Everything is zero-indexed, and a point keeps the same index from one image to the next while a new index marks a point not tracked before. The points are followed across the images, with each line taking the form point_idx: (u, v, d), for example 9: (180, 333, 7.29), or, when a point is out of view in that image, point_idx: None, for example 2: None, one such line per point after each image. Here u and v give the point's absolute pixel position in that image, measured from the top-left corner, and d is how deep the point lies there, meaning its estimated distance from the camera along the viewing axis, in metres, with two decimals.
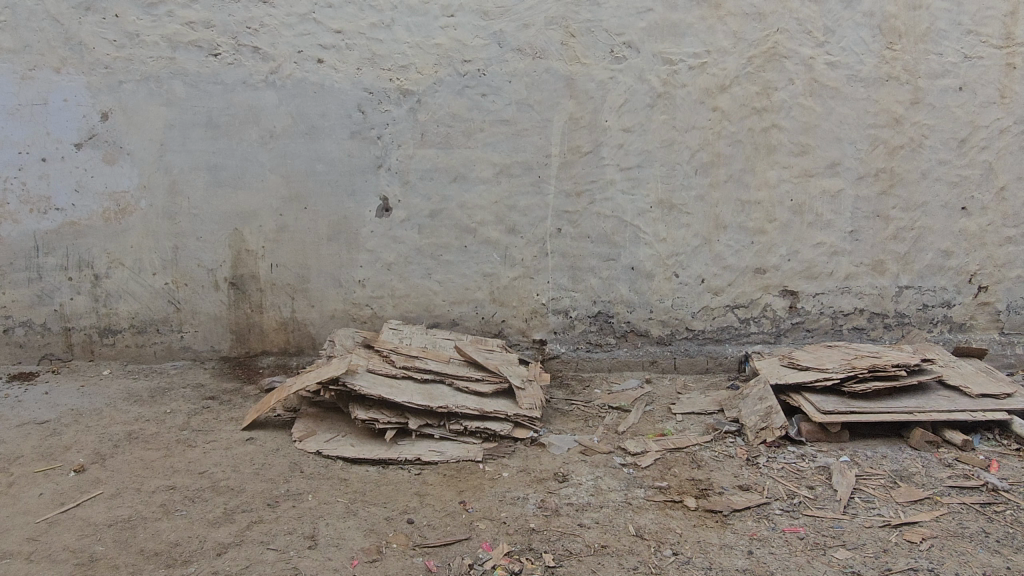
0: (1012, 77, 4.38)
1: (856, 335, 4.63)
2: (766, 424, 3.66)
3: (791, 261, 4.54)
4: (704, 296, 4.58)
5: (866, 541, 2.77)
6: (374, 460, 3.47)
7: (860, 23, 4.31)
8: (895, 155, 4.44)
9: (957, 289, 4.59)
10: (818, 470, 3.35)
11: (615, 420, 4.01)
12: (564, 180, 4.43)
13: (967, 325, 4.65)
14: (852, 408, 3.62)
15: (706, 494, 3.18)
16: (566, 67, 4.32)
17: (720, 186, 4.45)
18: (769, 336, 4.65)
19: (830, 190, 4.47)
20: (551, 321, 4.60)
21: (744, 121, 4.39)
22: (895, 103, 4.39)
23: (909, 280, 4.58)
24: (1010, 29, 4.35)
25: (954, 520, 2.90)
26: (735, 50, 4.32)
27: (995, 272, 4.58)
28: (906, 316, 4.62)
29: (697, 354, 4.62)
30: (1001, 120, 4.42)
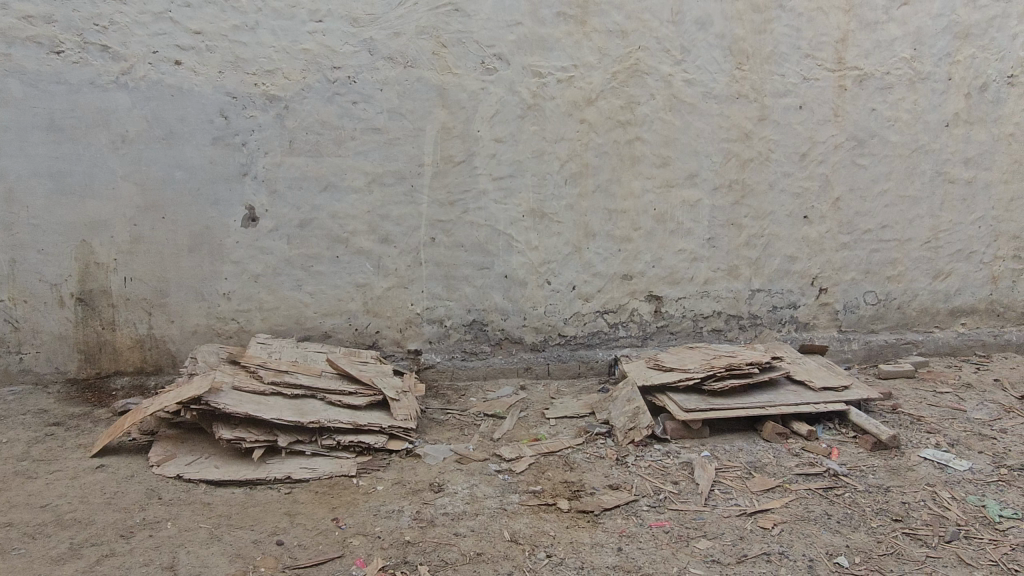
0: (843, 97, 4.82)
1: (714, 336, 4.92)
2: (633, 425, 3.81)
3: (654, 267, 4.76)
4: (574, 303, 4.71)
5: (725, 530, 2.94)
6: (240, 481, 3.31)
7: (712, 44, 4.60)
8: (746, 168, 4.77)
9: (801, 291, 4.97)
10: (681, 466, 3.52)
11: (490, 427, 4.04)
12: (436, 189, 4.43)
13: (811, 324, 5.04)
14: (711, 405, 3.83)
15: (578, 496, 3.27)
16: (437, 77, 4.33)
17: (589, 196, 4.61)
18: (636, 340, 4.84)
19: (688, 200, 4.73)
20: (426, 331, 4.58)
21: (609, 133, 4.57)
22: (744, 119, 4.71)
23: (759, 283, 4.92)
24: (840, 54, 4.78)
25: (802, 505, 3.13)
26: (600, 65, 4.50)
27: (833, 275, 5.00)
28: (758, 318, 4.96)
29: (569, 360, 4.73)
30: (835, 136, 4.85)
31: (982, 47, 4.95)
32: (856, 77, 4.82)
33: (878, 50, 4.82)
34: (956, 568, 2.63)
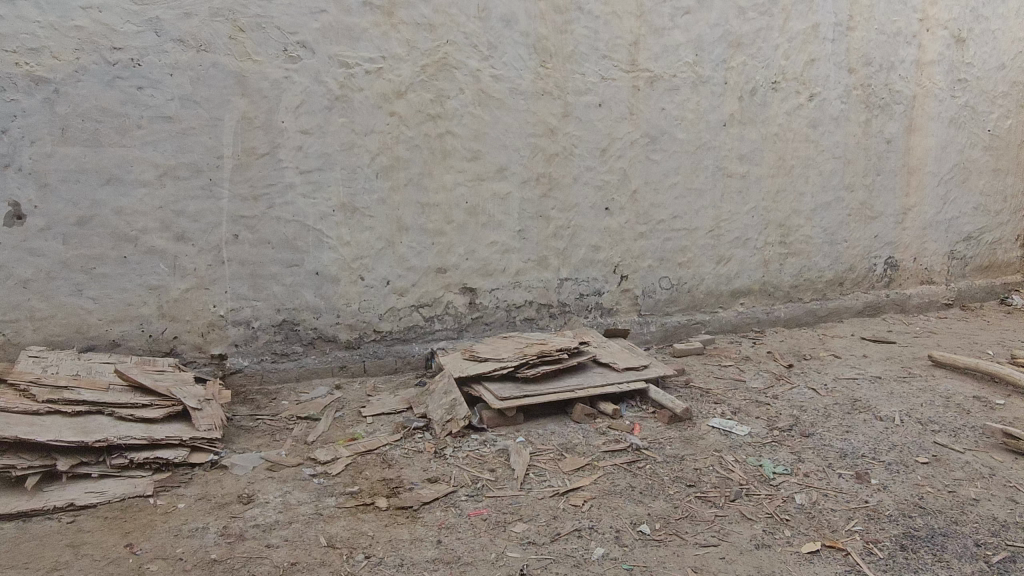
0: (637, 97, 5.16)
1: (526, 325, 5.07)
2: (451, 416, 3.84)
3: (467, 260, 4.81)
4: (390, 298, 4.65)
5: (539, 512, 3.05)
6: (11, 515, 2.91)
7: (518, 42, 4.72)
8: (552, 162, 4.96)
9: (605, 279, 5.28)
10: (498, 453, 3.60)
11: (303, 431, 3.88)
12: (238, 183, 4.16)
13: (614, 309, 5.36)
14: (525, 392, 3.95)
15: (396, 492, 3.23)
16: (235, 64, 4.06)
17: (401, 190, 4.56)
18: (452, 333, 4.87)
19: (499, 193, 4.83)
20: (231, 334, 4.30)
21: (420, 127, 4.54)
22: (549, 116, 4.90)
23: (567, 272, 5.15)
24: (634, 57, 5.11)
25: (609, 479, 3.32)
26: (409, 58, 4.45)
27: (632, 263, 5.35)
28: (567, 306, 5.19)
29: (385, 356, 4.67)
30: (631, 133, 5.19)
31: (751, 55, 5.53)
32: (648, 79, 5.18)
33: (666, 54, 5.22)
34: (739, 523, 2.89)
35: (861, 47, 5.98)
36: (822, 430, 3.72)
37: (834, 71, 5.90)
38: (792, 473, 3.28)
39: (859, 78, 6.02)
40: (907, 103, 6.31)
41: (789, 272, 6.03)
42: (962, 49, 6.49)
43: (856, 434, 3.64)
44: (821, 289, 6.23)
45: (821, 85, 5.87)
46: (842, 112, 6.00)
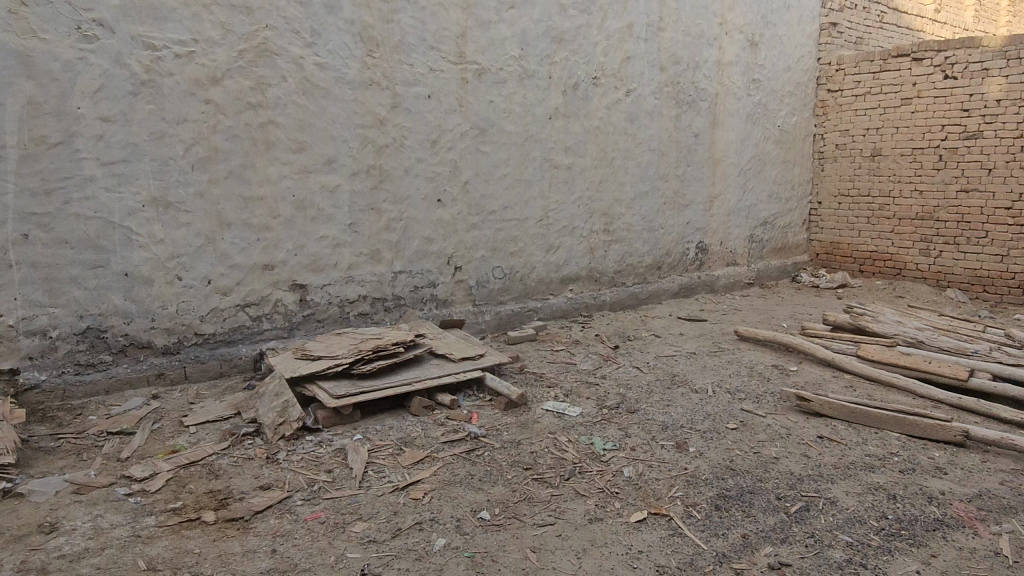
0: (465, 89, 5.20)
1: (360, 321, 4.96)
2: (283, 419, 3.67)
3: (296, 256, 4.62)
4: (211, 298, 4.35)
5: (378, 509, 3.00)
6: None
7: (342, 29, 4.58)
8: (382, 154, 4.88)
9: (439, 271, 5.28)
10: (334, 453, 3.50)
11: (116, 447, 3.55)
12: (25, 176, 3.71)
13: (449, 301, 5.38)
14: (361, 388, 3.86)
15: (225, 504, 3.05)
16: (17, 41, 3.59)
17: (219, 182, 4.28)
18: (282, 332, 4.65)
19: (327, 186, 4.68)
20: (24, 346, 3.83)
21: (239, 115, 4.28)
22: (378, 106, 4.81)
23: (401, 265, 5.09)
24: (461, 49, 5.13)
25: (448, 470, 3.33)
26: (224, 42, 4.17)
27: (465, 254, 5.40)
28: (402, 299, 5.14)
29: (209, 360, 4.37)
30: (461, 125, 5.22)
31: (573, 51, 5.75)
32: (475, 71, 5.23)
33: (493, 47, 5.29)
34: (573, 500, 3.02)
35: (670, 47, 6.41)
36: (645, 405, 3.97)
37: (647, 69, 6.28)
38: (620, 448, 3.47)
39: (669, 76, 6.46)
40: (710, 100, 6.87)
41: (612, 258, 6.36)
42: (755, 52, 7.15)
43: (675, 407, 3.92)
44: (642, 273, 6.63)
45: (636, 81, 6.23)
46: (655, 107, 6.41)
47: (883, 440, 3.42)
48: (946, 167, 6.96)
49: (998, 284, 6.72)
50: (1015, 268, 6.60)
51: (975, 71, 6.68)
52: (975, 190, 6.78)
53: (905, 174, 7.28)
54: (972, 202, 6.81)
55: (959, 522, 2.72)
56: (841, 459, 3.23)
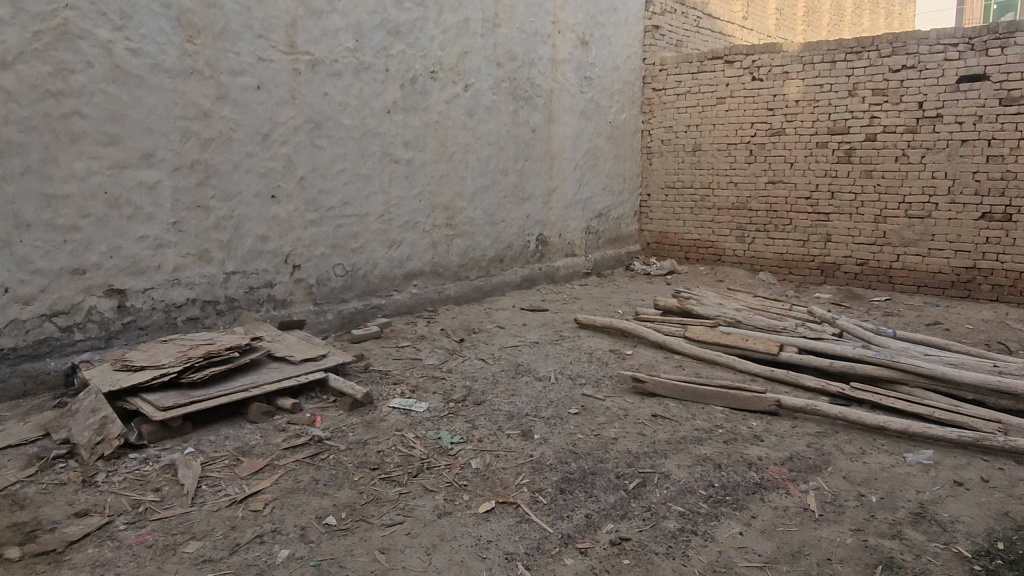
0: (297, 81, 4.99)
1: (190, 326, 4.63)
2: (102, 437, 3.35)
3: (112, 258, 4.22)
4: (10, 308, 3.86)
5: (214, 525, 2.82)
6: None
7: (157, 13, 4.23)
8: (207, 148, 4.57)
9: (275, 270, 5.04)
10: (163, 470, 3.25)
11: None
12: None
13: (288, 301, 5.15)
14: (192, 397, 3.60)
15: (33, 537, 2.73)
16: None
17: (16, 179, 3.80)
18: (99, 342, 4.22)
19: (146, 182, 4.31)
20: None
21: (36, 105, 3.82)
22: (201, 97, 4.49)
23: (233, 266, 4.81)
24: (292, 38, 4.92)
25: (290, 477, 3.19)
26: (15, 22, 3.70)
27: (303, 252, 5.20)
28: (236, 301, 4.85)
29: (9, 378, 3.88)
30: (294, 118, 5.01)
31: (409, 44, 5.68)
32: (308, 62, 5.03)
33: (325, 37, 5.11)
34: (422, 497, 2.99)
35: (506, 44, 6.52)
36: (491, 396, 4.02)
37: (484, 64, 6.34)
38: (467, 440, 3.48)
39: (505, 72, 6.57)
40: (546, 96, 7.06)
41: (455, 253, 6.38)
42: (586, 51, 7.44)
43: (520, 396, 4.00)
44: (485, 266, 6.71)
45: (473, 76, 6.28)
46: (493, 102, 6.49)
47: (709, 414, 3.69)
48: (756, 161, 7.61)
49: (802, 267, 7.46)
50: (814, 252, 7.36)
51: (777, 74, 7.34)
52: (781, 182, 7.47)
53: (721, 167, 7.88)
54: (778, 193, 7.50)
55: (774, 484, 3.00)
56: (673, 435, 3.45)
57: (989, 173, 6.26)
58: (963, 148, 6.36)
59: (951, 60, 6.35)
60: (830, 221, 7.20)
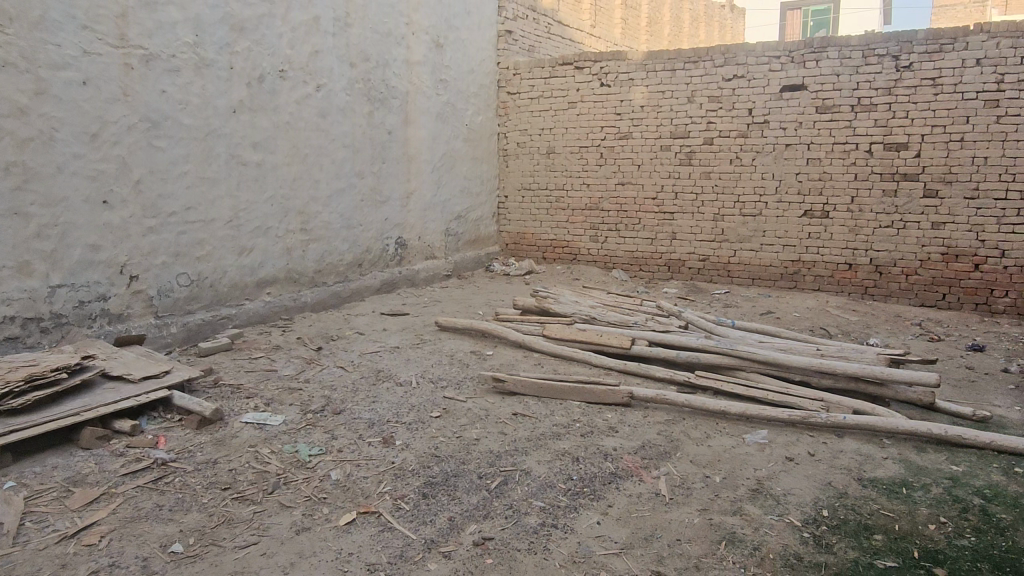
0: (130, 77, 4.62)
1: (8, 347, 4.13)
2: None
3: None
4: None
5: (41, 565, 2.54)
6: None
7: None
8: (25, 149, 4.10)
9: (110, 281, 4.63)
10: None
11: None
12: None
13: (125, 315, 4.75)
14: (13, 426, 3.23)
15: None
16: None
17: None
18: None
19: None
20: None
21: None
22: (16, 92, 4.02)
23: (60, 278, 4.36)
24: (122, 31, 4.54)
25: (131, 505, 2.95)
26: None
27: (141, 261, 4.82)
28: (63, 317, 4.40)
29: None
30: (127, 117, 4.63)
31: (255, 41, 5.43)
32: (141, 57, 4.67)
33: (161, 31, 4.77)
34: (278, 514, 2.87)
35: (358, 44, 6.39)
36: (350, 405, 3.92)
37: (336, 64, 6.18)
38: (326, 452, 3.38)
39: (358, 72, 6.44)
40: (401, 98, 7.00)
41: (310, 258, 6.17)
42: (440, 53, 7.45)
43: (380, 402, 3.93)
44: (342, 271, 6.54)
45: (325, 76, 6.10)
46: (346, 103, 6.34)
47: (567, 409, 3.80)
48: (606, 163, 7.93)
49: (650, 264, 7.87)
50: (661, 250, 7.77)
51: (623, 81, 7.68)
52: (629, 184, 7.83)
53: (575, 170, 8.15)
54: (627, 194, 7.86)
55: (628, 472, 3.13)
56: (533, 431, 3.52)
57: (809, 175, 6.88)
58: (787, 152, 6.95)
59: (775, 71, 6.91)
60: (675, 221, 7.63)
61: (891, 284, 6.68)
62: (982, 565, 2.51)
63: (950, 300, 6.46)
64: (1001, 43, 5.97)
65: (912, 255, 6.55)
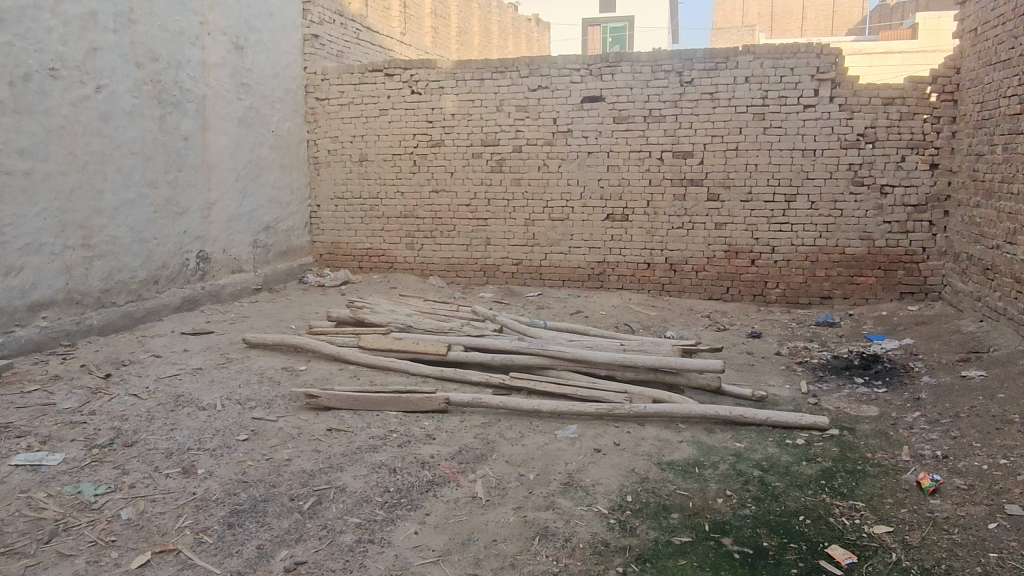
0: None
1: None
2: None
3: None
4: None
5: None
6: None
7: None
8: None
9: None
10: None
11: None
12: None
13: None
14: None
15: None
16: None
17: None
18: None
19: None
20: None
21: None
22: None
23: None
24: None
25: None
26: None
27: None
28: None
29: None
30: None
31: (18, 35, 4.83)
32: None
33: None
34: (56, 566, 2.55)
35: (145, 42, 5.90)
36: (145, 435, 3.59)
37: (119, 64, 5.66)
38: (116, 489, 3.06)
39: (147, 73, 5.94)
40: (198, 101, 6.55)
41: (96, 277, 5.59)
42: (240, 55, 7.07)
43: (179, 430, 3.64)
44: (135, 289, 5.98)
45: (107, 76, 5.56)
46: (134, 106, 5.82)
47: (384, 421, 3.73)
48: (420, 171, 7.93)
49: (467, 269, 7.97)
50: (477, 255, 7.91)
51: (434, 89, 7.73)
52: (443, 191, 7.88)
53: (388, 177, 8.06)
54: (442, 201, 7.91)
55: (446, 479, 3.14)
56: (348, 446, 3.42)
57: (610, 181, 7.32)
58: (589, 159, 7.35)
59: (575, 83, 7.29)
60: (488, 226, 7.80)
61: (684, 281, 7.27)
62: (761, 529, 2.80)
63: (732, 293, 7.16)
64: (764, 63, 6.72)
65: (701, 254, 7.18)
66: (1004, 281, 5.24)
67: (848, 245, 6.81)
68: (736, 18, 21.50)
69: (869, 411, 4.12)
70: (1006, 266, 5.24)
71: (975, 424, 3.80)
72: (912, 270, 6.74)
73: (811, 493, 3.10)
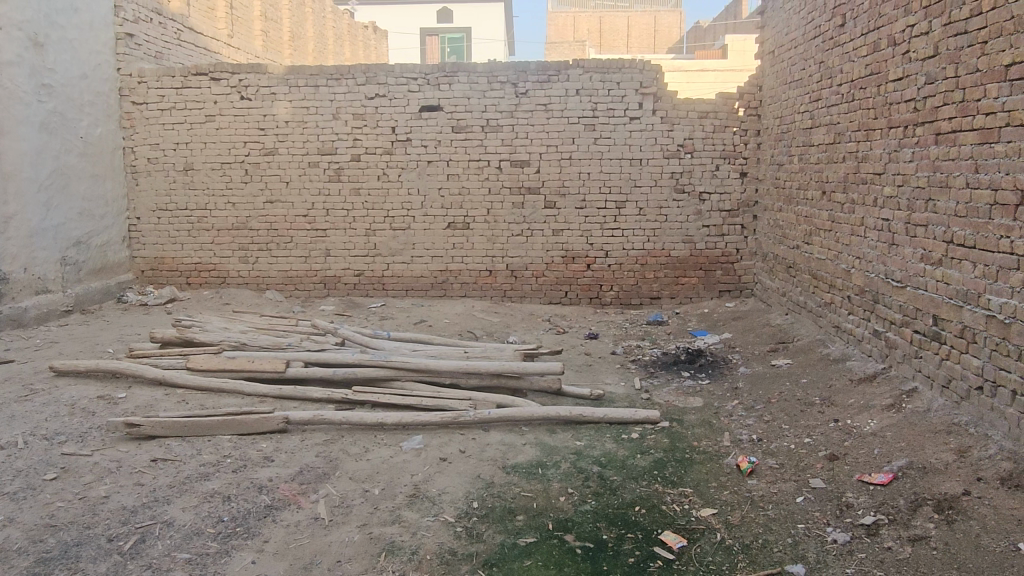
0: None
1: None
2: None
3: None
4: None
5: None
6: None
7: None
8: None
9: None
10: None
11: None
12: None
13: None
14: None
15: None
16: None
17: None
18: None
19: None
20: None
21: None
22: None
23: None
24: None
25: None
26: None
27: None
28: None
29: None
30: None
31: None
32: None
33: None
34: None
35: None
36: None
37: None
38: None
39: None
40: None
41: None
42: (41, 54, 6.40)
43: None
44: None
45: None
46: None
47: (216, 446, 3.51)
48: (252, 180, 7.56)
49: (306, 282, 7.69)
50: (316, 267, 7.66)
51: (265, 95, 7.41)
52: (278, 202, 7.56)
53: (217, 188, 7.61)
54: (277, 212, 7.58)
55: (285, 502, 3.00)
56: (175, 477, 3.18)
57: (450, 190, 7.37)
58: (429, 168, 7.35)
59: (413, 92, 7.27)
60: (327, 237, 7.58)
61: (525, 286, 7.46)
62: (600, 523, 2.92)
63: (571, 296, 7.43)
64: (593, 76, 7.06)
65: (540, 260, 7.40)
66: (804, 277, 5.84)
67: (673, 248, 7.29)
68: (569, 32, 22.42)
69: (694, 402, 4.43)
70: (804, 264, 5.85)
71: (783, 408, 4.20)
72: (728, 270, 7.34)
73: (646, 484, 3.28)
